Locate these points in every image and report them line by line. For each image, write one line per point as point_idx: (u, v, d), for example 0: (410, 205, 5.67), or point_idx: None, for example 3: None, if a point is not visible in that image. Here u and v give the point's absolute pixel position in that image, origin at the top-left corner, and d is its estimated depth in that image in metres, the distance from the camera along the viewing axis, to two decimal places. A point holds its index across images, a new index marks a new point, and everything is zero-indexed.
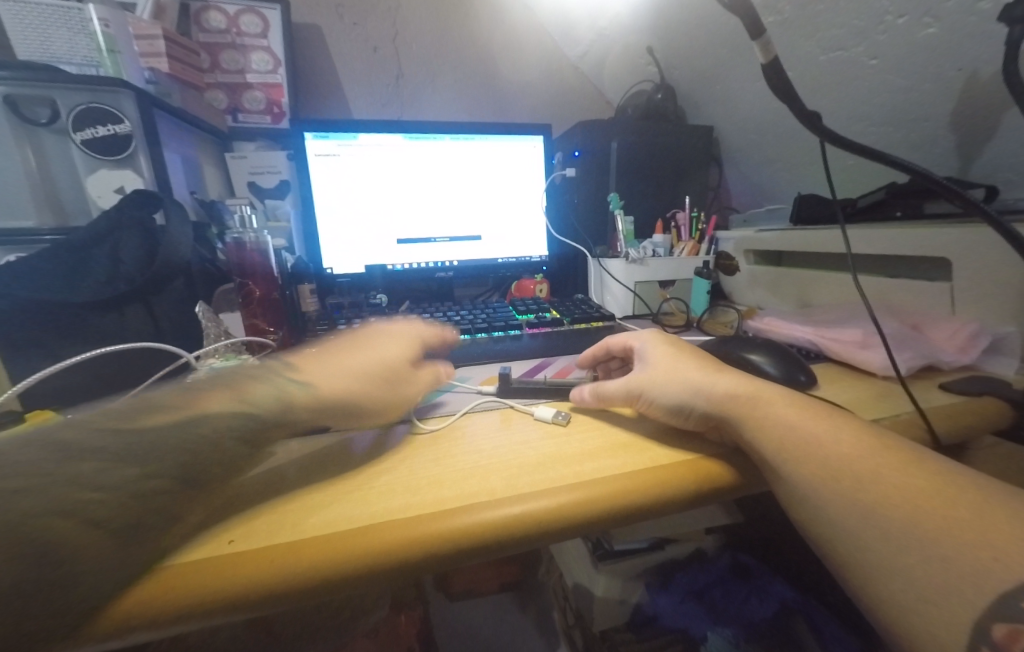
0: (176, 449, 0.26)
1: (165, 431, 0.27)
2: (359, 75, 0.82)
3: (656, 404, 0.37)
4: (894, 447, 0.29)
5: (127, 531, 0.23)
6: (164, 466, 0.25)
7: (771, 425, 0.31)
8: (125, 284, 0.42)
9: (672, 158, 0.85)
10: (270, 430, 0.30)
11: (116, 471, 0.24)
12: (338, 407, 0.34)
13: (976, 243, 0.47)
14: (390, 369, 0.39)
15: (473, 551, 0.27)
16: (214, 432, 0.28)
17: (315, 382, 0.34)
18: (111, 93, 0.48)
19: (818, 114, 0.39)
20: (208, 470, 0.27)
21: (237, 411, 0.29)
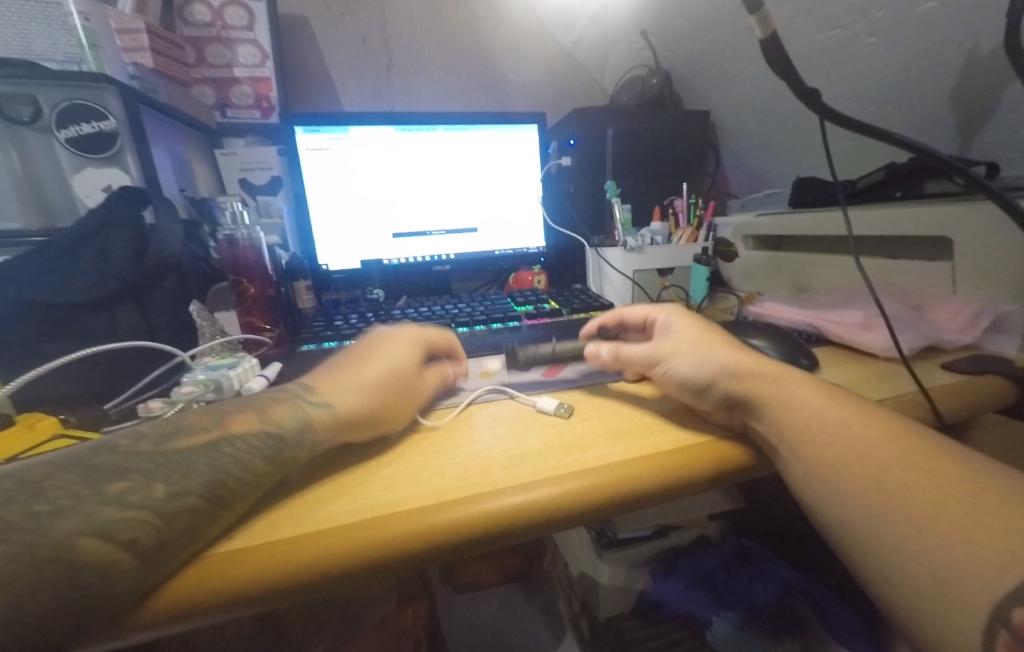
0: (207, 472, 0.25)
1: (194, 454, 0.26)
2: (349, 68, 0.81)
3: (669, 377, 0.37)
4: (906, 433, 0.29)
5: (158, 550, 0.22)
6: (194, 486, 0.25)
7: (789, 410, 0.31)
8: (116, 283, 0.42)
9: (669, 144, 0.84)
10: (304, 452, 0.29)
11: (144, 492, 0.23)
12: (368, 423, 0.33)
13: (977, 221, 0.46)
14: (408, 379, 0.37)
15: (476, 542, 0.26)
16: (244, 453, 0.27)
17: (342, 403, 0.32)
18: (94, 88, 0.47)
19: (818, 91, 0.39)
20: (240, 491, 0.26)
21: (269, 431, 0.29)
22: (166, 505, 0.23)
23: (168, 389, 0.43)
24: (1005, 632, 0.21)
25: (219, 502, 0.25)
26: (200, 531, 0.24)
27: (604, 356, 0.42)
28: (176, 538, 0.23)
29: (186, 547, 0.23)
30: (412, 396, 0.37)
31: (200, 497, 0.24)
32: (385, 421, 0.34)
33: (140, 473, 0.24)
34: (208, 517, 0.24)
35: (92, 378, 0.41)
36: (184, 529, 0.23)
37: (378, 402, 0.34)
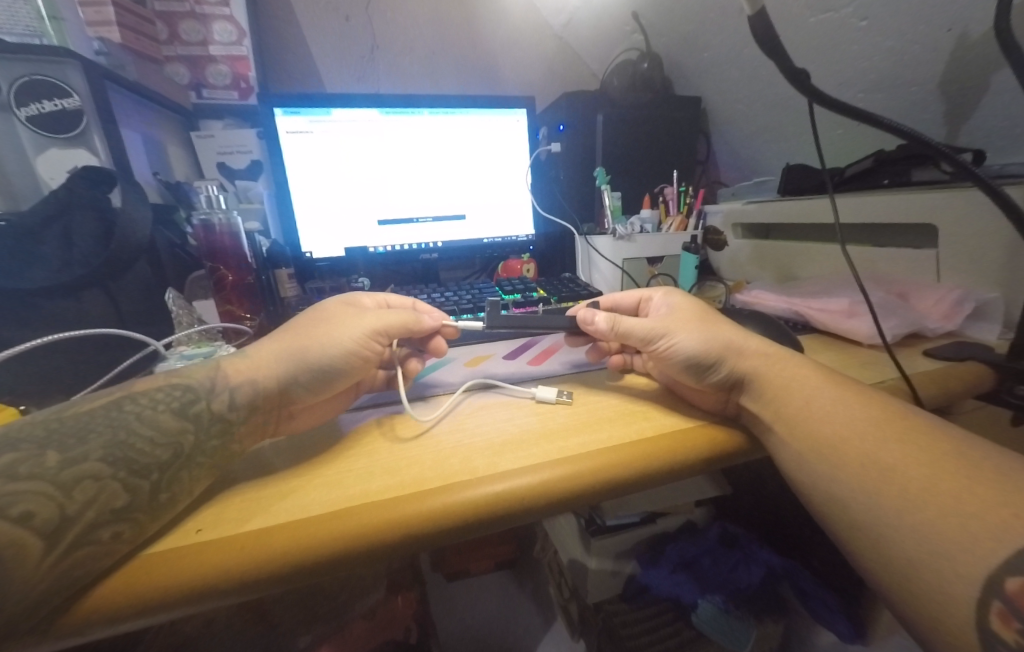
0: (107, 433, 0.25)
1: (93, 415, 0.26)
2: (331, 49, 0.78)
3: (672, 353, 0.36)
4: (892, 417, 0.28)
5: (62, 525, 0.21)
6: (92, 451, 0.24)
7: (787, 395, 0.31)
8: (81, 266, 0.40)
9: (660, 130, 0.83)
10: (218, 402, 0.30)
11: (37, 462, 0.23)
12: (286, 359, 0.33)
13: (963, 208, 0.46)
14: (342, 318, 0.37)
15: (453, 532, 0.26)
16: (147, 407, 0.28)
17: (269, 361, 0.33)
18: (56, 64, 0.45)
19: (805, 72, 0.38)
20: (152, 455, 0.25)
21: (179, 388, 0.30)
22: (60, 473, 0.23)
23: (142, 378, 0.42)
24: (999, 602, 0.21)
25: (127, 467, 0.24)
26: (111, 503, 0.23)
27: (603, 327, 0.39)
28: (81, 508, 0.22)
29: (104, 524, 0.22)
30: (350, 327, 0.35)
31: (100, 459, 0.24)
32: (309, 354, 0.33)
33: (33, 441, 0.24)
34: (118, 483, 0.24)
35: (64, 366, 0.40)
36: (87, 496, 0.23)
37: (292, 340, 0.34)
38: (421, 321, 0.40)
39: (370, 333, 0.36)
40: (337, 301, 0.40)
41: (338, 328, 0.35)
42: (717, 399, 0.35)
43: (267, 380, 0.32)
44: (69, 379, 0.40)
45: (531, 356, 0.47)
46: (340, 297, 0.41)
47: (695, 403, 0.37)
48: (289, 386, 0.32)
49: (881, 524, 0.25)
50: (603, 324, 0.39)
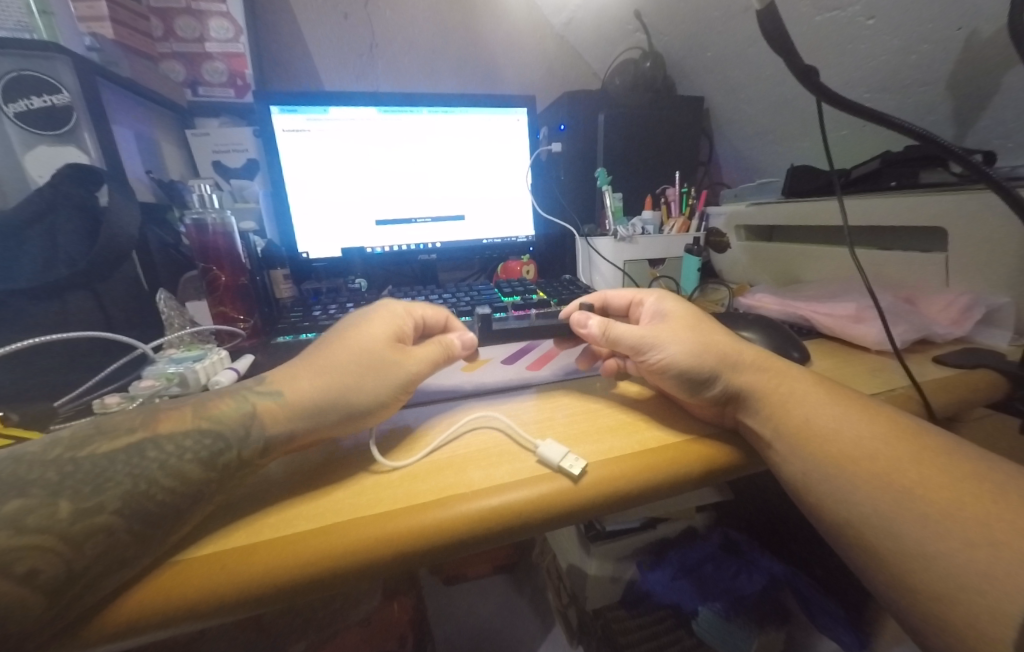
0: (126, 483, 0.23)
1: (114, 458, 0.24)
2: (328, 46, 0.77)
3: (663, 366, 0.34)
4: (909, 438, 0.28)
5: (67, 582, 0.20)
6: (108, 502, 0.22)
7: (801, 412, 0.30)
8: (65, 267, 0.39)
9: (662, 130, 0.82)
10: (249, 450, 0.27)
11: (47, 513, 0.21)
12: (331, 413, 0.29)
13: (972, 213, 0.45)
14: (389, 365, 0.32)
15: (449, 548, 0.25)
16: (172, 455, 0.25)
17: (307, 401, 0.29)
18: (45, 59, 0.44)
19: (815, 69, 0.37)
20: (170, 505, 0.23)
21: (205, 427, 0.26)
22: (73, 526, 0.21)
23: (128, 383, 0.41)
24: None
25: (142, 519, 0.22)
26: (120, 554, 0.21)
27: (595, 333, 0.37)
28: (89, 562, 0.21)
29: (113, 573, 0.21)
30: (397, 380, 0.32)
31: (115, 512, 0.22)
32: (353, 398, 0.30)
33: (44, 487, 0.22)
34: (130, 535, 0.22)
35: (51, 370, 0.39)
36: (97, 551, 0.21)
37: (339, 390, 0.30)
38: (451, 354, 0.36)
39: (409, 382, 0.33)
40: (378, 318, 0.35)
41: (384, 369, 0.32)
42: (711, 410, 0.34)
43: (304, 428, 0.29)
44: (63, 386, 0.39)
45: (530, 361, 0.46)
46: (381, 312, 0.36)
47: (689, 411, 0.35)
48: (325, 427, 0.29)
49: None
50: (595, 329, 0.37)
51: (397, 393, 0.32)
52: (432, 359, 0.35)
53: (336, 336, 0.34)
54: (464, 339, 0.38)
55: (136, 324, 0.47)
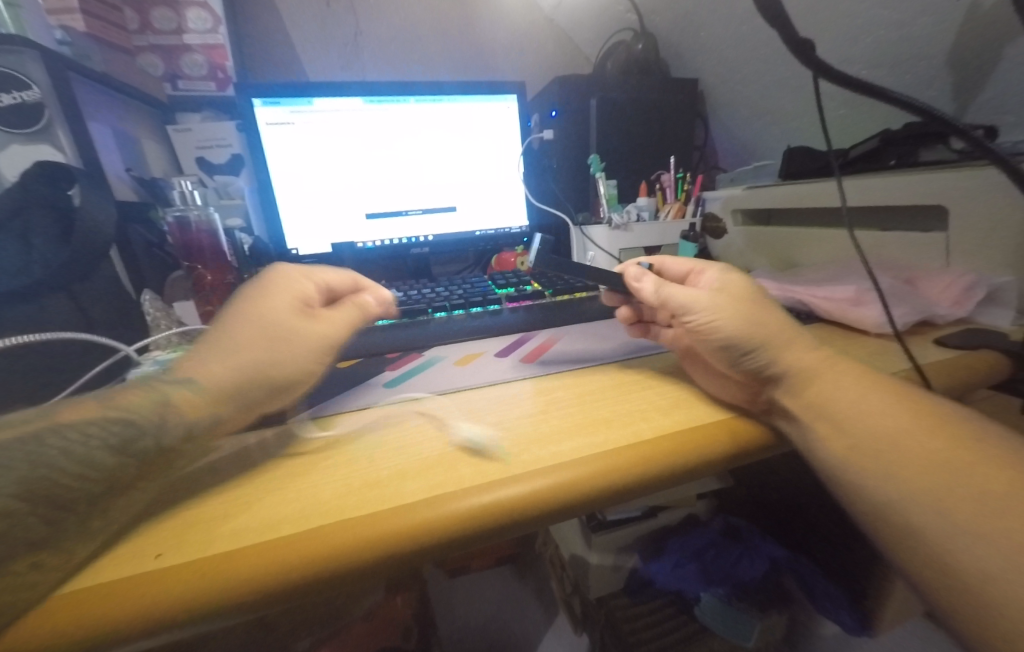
0: (28, 467, 0.21)
1: (6, 445, 0.22)
2: (311, 37, 0.75)
3: (706, 329, 0.34)
4: (930, 428, 0.27)
5: None
6: (4, 487, 0.21)
7: (822, 400, 0.30)
8: (40, 267, 0.38)
9: (656, 114, 0.80)
10: (165, 437, 0.26)
11: None
12: (256, 391, 0.32)
13: (975, 188, 0.44)
14: (304, 336, 0.36)
15: (443, 546, 0.24)
16: (82, 439, 0.23)
17: (221, 379, 0.31)
18: (11, 54, 0.43)
19: (811, 42, 0.35)
20: (82, 489, 0.22)
21: (117, 415, 0.25)
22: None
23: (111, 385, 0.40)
24: None
25: (50, 506, 0.21)
26: (25, 543, 0.20)
27: (648, 290, 0.39)
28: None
29: (15, 558, 0.20)
30: (315, 346, 0.36)
31: (16, 495, 0.20)
32: (269, 371, 0.33)
33: None
34: (35, 519, 0.21)
35: (30, 373, 0.38)
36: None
37: (254, 368, 0.32)
38: (365, 315, 0.42)
39: (327, 346, 0.38)
40: (277, 288, 0.37)
41: (297, 342, 0.35)
42: (745, 389, 0.34)
43: (230, 409, 0.30)
44: (40, 390, 0.38)
45: (523, 352, 0.45)
46: (279, 282, 0.38)
47: (714, 392, 0.35)
48: (244, 400, 0.31)
49: None
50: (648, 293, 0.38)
51: (318, 358, 0.37)
52: (347, 323, 0.40)
53: (239, 308, 0.35)
54: (377, 297, 0.44)
55: (116, 323, 0.46)
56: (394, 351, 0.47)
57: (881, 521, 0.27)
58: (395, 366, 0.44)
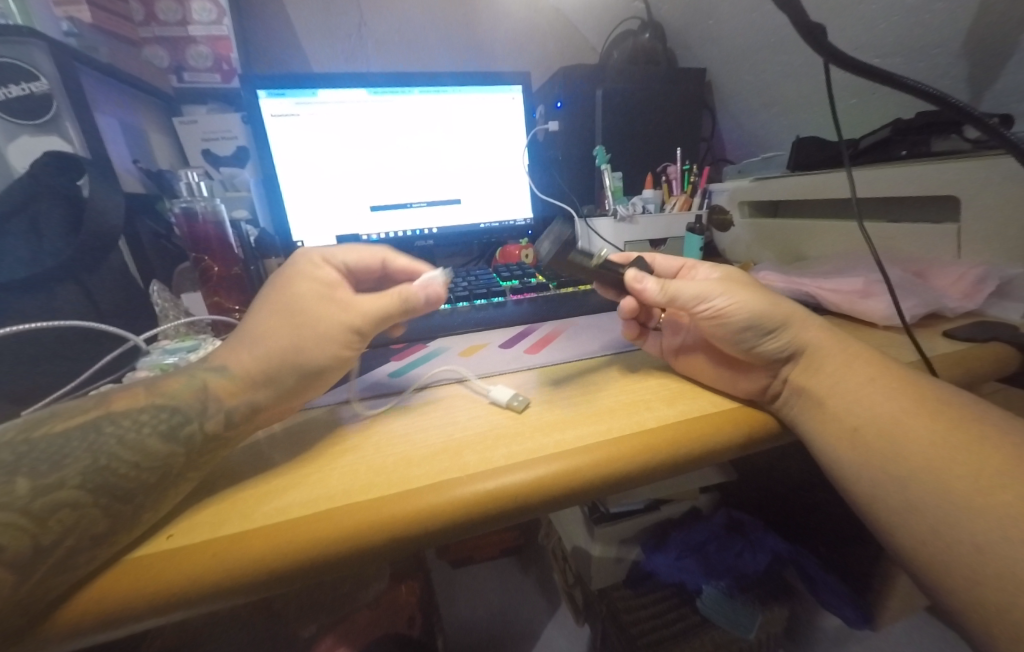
0: (87, 458, 0.23)
1: (69, 437, 0.24)
2: (316, 27, 0.75)
3: (727, 315, 0.33)
4: (941, 419, 0.27)
5: (36, 556, 0.20)
6: (69, 476, 0.23)
7: (826, 387, 0.30)
8: (50, 259, 0.39)
9: (663, 104, 0.79)
10: (213, 422, 0.28)
11: (6, 490, 0.21)
12: (283, 376, 0.31)
13: (989, 179, 0.43)
14: (325, 320, 0.33)
15: (445, 531, 0.24)
16: (132, 430, 0.25)
17: (248, 368, 0.30)
18: (20, 44, 0.43)
19: (823, 27, 0.34)
20: (137, 479, 0.24)
21: (159, 403, 0.27)
22: (34, 501, 0.21)
23: (122, 374, 0.41)
24: None
25: (110, 494, 0.23)
26: (92, 529, 0.21)
27: (652, 291, 0.35)
28: (58, 538, 0.21)
29: (83, 550, 0.21)
30: (336, 333, 0.33)
31: (79, 486, 0.22)
32: (297, 358, 0.31)
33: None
34: (98, 510, 0.22)
35: (39, 360, 0.38)
36: (65, 525, 0.21)
37: (279, 355, 0.31)
38: (408, 306, 0.35)
39: (353, 330, 0.34)
40: (305, 268, 0.35)
41: (324, 326, 0.32)
42: (763, 377, 0.33)
43: (265, 398, 0.30)
44: (47, 378, 0.39)
45: (527, 344, 0.45)
46: (308, 261, 0.35)
47: (730, 386, 0.34)
48: (280, 390, 0.31)
49: None
50: (654, 291, 0.35)
51: (344, 344, 0.34)
52: (380, 310, 0.35)
53: (271, 291, 0.34)
54: (426, 287, 0.36)
55: (126, 314, 0.47)
56: (399, 343, 0.47)
57: (883, 515, 0.27)
58: (399, 357, 0.44)
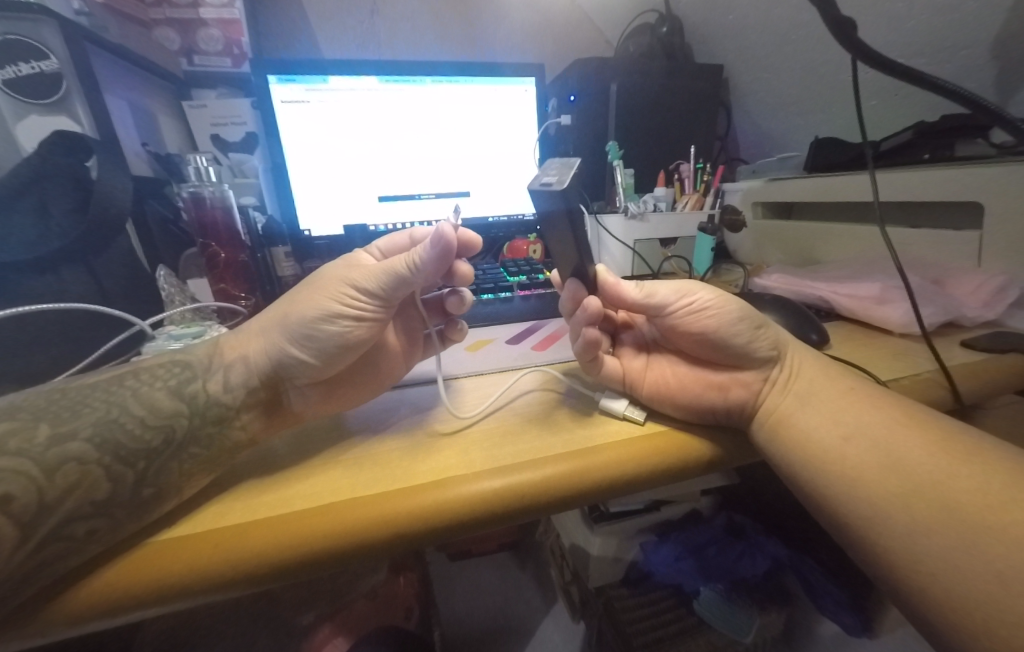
0: (100, 409, 0.25)
1: (93, 389, 0.26)
2: (329, 12, 0.74)
3: (709, 311, 0.32)
4: (949, 432, 0.26)
5: (39, 513, 0.21)
6: (81, 429, 0.23)
7: (825, 398, 0.30)
8: (58, 239, 0.39)
9: (677, 101, 0.78)
10: (214, 382, 0.29)
11: (27, 436, 0.22)
12: (277, 331, 0.30)
13: (1016, 185, 0.42)
14: (329, 279, 0.30)
15: (450, 529, 0.24)
16: (146, 384, 0.27)
17: (249, 336, 0.30)
18: (30, 22, 0.42)
19: (854, 22, 0.33)
20: (141, 441, 0.25)
21: (177, 359, 0.29)
22: (46, 452, 0.22)
23: (126, 358, 0.41)
24: None
25: (114, 454, 0.23)
26: (93, 495, 0.22)
27: (631, 291, 0.34)
28: (61, 496, 0.21)
29: (80, 518, 0.21)
30: (330, 284, 0.30)
31: (88, 440, 0.23)
32: (288, 315, 0.30)
33: (27, 413, 0.23)
34: (101, 470, 0.23)
35: (42, 339, 0.38)
36: (69, 482, 0.22)
37: (276, 314, 0.30)
38: (416, 258, 0.30)
39: (350, 284, 0.30)
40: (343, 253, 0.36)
41: (324, 281, 0.30)
42: (747, 388, 0.31)
43: (258, 356, 0.30)
44: (51, 358, 0.38)
45: (534, 341, 0.45)
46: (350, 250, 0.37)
47: (709, 401, 0.31)
48: (285, 368, 0.30)
49: (934, 550, 0.23)
50: (635, 291, 0.34)
51: (339, 296, 0.30)
52: (386, 263, 0.31)
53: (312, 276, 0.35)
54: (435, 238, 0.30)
55: (131, 298, 0.47)
56: None
57: None
58: None
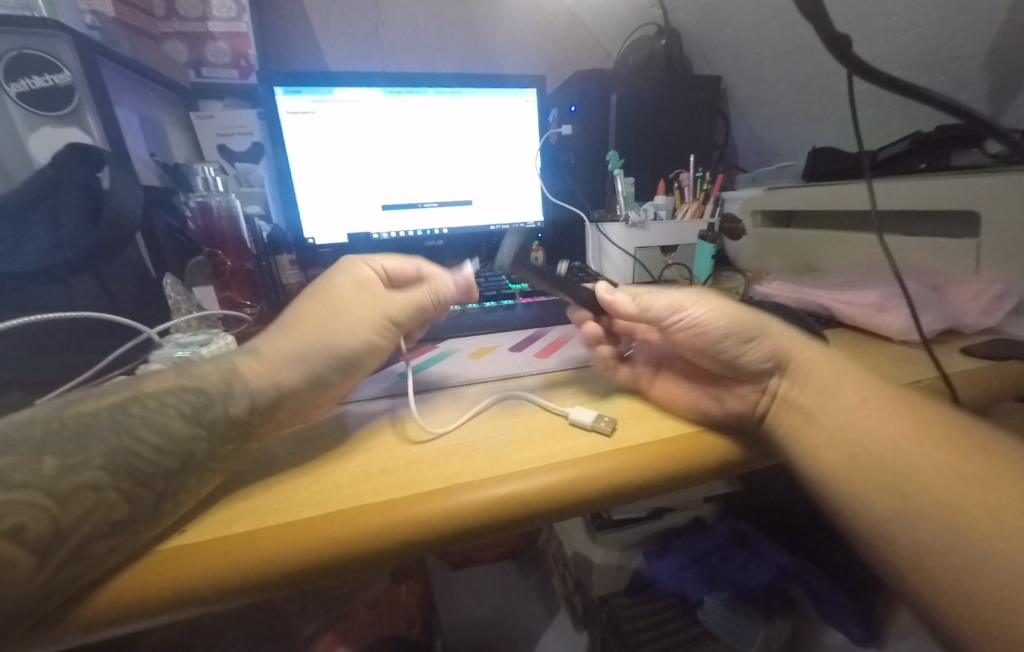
0: (110, 438, 0.23)
1: (99, 417, 0.24)
2: (335, 25, 0.76)
3: (705, 325, 0.33)
4: (961, 441, 0.26)
5: (57, 540, 0.20)
6: (93, 458, 0.23)
7: (829, 408, 0.29)
8: (70, 249, 0.39)
9: (676, 111, 0.79)
10: (236, 405, 0.27)
11: (33, 468, 0.21)
12: (307, 348, 0.31)
13: (1013, 195, 0.42)
14: (364, 311, 0.34)
15: (455, 536, 0.24)
16: (157, 410, 0.25)
17: (270, 348, 0.30)
18: (45, 37, 0.43)
19: (849, 38, 0.34)
20: (158, 464, 0.24)
21: None
22: (57, 482, 0.21)
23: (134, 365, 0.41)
24: None
25: (129, 477, 0.23)
26: (111, 517, 0.22)
27: (624, 304, 0.36)
28: (77, 522, 0.21)
29: (99, 538, 0.21)
30: (367, 317, 0.34)
31: (102, 468, 0.22)
32: (327, 339, 0.32)
33: (30, 443, 0.22)
34: (117, 494, 0.22)
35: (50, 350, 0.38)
36: (85, 509, 0.21)
37: (313, 339, 0.31)
38: (441, 297, 0.38)
39: (385, 318, 0.35)
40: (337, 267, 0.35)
41: (359, 313, 0.33)
42: (748, 398, 0.32)
43: (289, 374, 0.30)
44: (61, 367, 0.39)
45: (537, 347, 0.45)
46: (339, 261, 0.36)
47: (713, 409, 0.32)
48: (306, 380, 0.31)
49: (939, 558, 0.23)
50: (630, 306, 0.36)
51: (376, 328, 0.34)
52: (414, 298, 0.37)
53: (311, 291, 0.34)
54: (458, 280, 0.39)
55: (140, 306, 0.47)
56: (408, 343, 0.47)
57: None
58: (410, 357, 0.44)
